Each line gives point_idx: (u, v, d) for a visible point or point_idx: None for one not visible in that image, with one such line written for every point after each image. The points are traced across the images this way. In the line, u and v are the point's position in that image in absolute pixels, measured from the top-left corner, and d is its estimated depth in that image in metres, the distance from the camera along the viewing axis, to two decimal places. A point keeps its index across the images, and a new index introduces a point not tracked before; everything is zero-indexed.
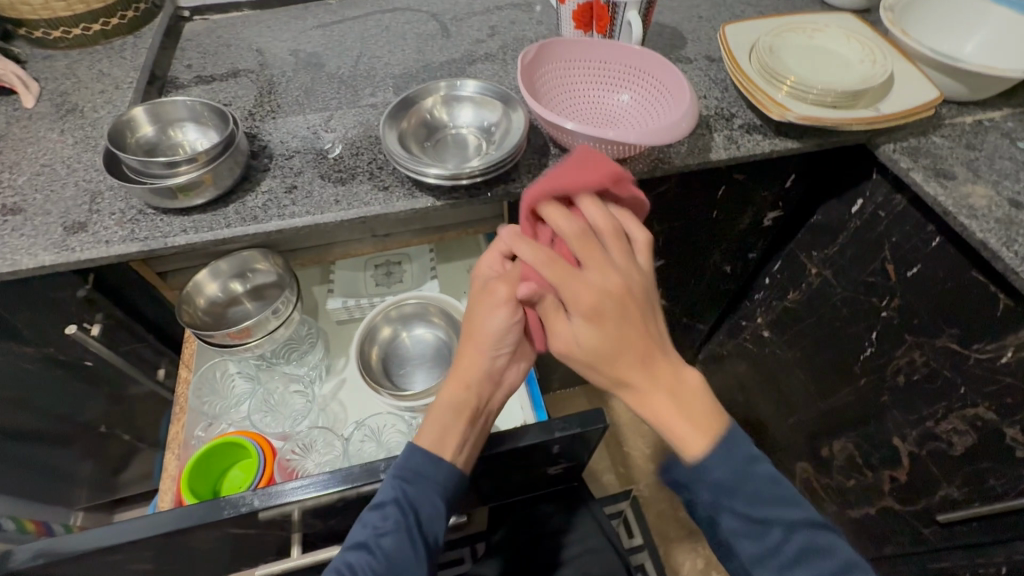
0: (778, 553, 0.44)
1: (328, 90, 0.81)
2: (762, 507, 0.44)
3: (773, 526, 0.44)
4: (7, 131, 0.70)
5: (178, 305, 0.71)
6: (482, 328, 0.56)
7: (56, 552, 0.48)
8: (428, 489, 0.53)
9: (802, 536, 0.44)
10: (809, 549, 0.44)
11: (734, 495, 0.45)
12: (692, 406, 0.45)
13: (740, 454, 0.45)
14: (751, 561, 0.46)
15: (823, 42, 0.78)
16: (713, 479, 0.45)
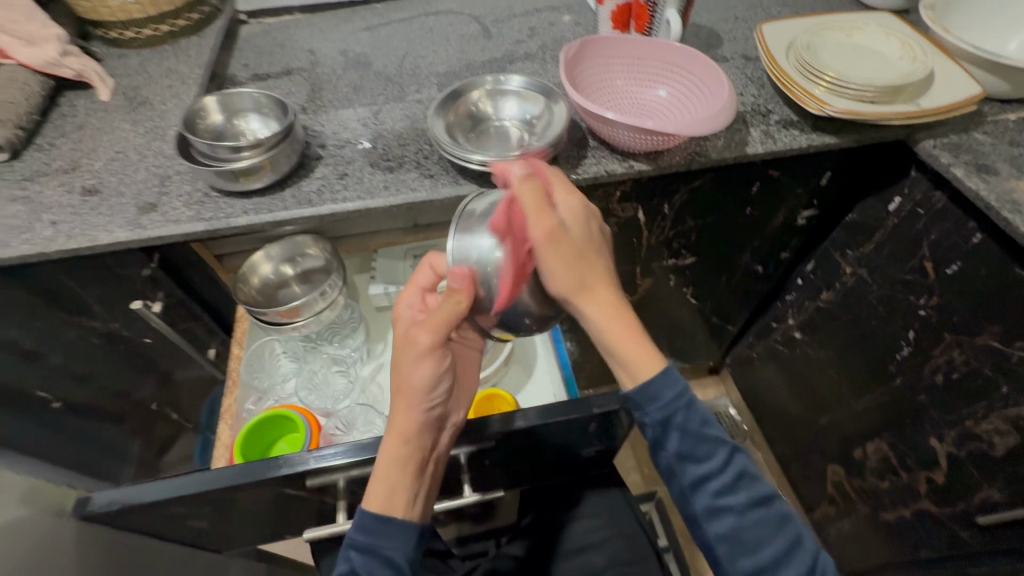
0: (721, 474, 0.48)
1: (375, 87, 0.85)
2: (710, 429, 0.50)
3: (716, 448, 0.49)
4: (85, 121, 0.76)
5: (235, 283, 0.78)
6: (409, 380, 0.57)
7: (130, 500, 0.51)
8: (383, 558, 0.54)
9: (739, 463, 0.49)
10: (744, 476, 0.49)
11: (688, 414, 0.49)
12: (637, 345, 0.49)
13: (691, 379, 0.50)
14: (693, 483, 0.49)
15: (862, 40, 0.78)
16: (668, 398, 0.49)
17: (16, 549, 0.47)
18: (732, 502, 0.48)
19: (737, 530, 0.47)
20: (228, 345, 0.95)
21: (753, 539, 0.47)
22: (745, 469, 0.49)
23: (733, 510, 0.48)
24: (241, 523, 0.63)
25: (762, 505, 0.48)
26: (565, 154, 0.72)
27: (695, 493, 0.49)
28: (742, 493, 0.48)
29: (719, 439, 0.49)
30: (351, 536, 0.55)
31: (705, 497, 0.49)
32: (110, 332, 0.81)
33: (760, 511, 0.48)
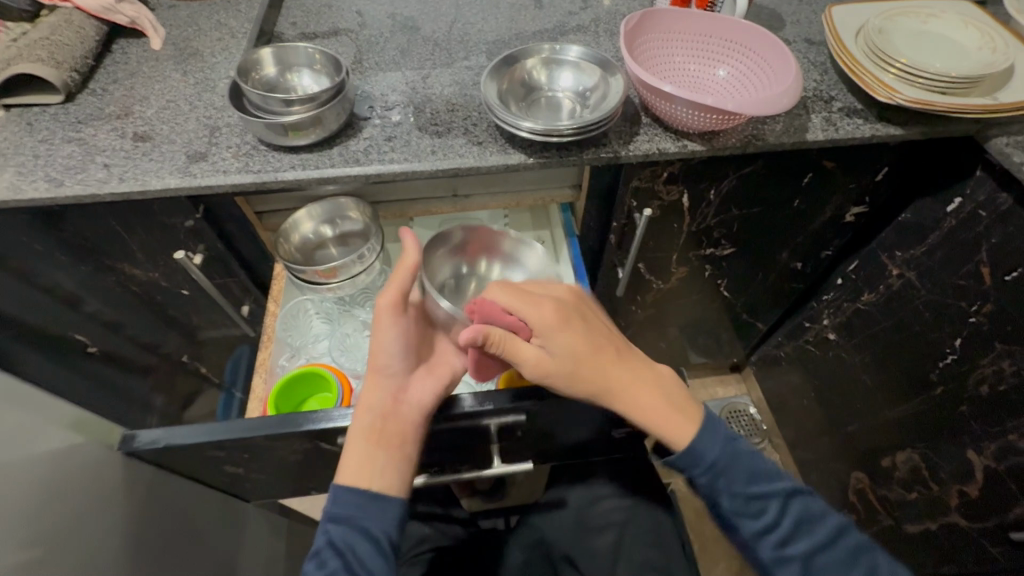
0: (779, 524, 0.52)
1: (423, 52, 0.82)
2: (758, 482, 0.53)
3: (768, 500, 0.53)
4: (137, 69, 0.76)
5: (276, 239, 0.79)
6: (376, 352, 0.58)
7: (172, 441, 0.55)
8: (362, 531, 0.52)
9: (795, 506, 0.53)
10: (799, 520, 0.53)
11: (730, 478, 0.53)
12: (665, 416, 0.55)
13: (723, 431, 0.55)
14: (754, 538, 0.53)
15: (937, 28, 0.74)
16: (710, 461, 0.53)
17: (54, 479, 0.50)
18: (794, 552, 0.52)
19: (808, 569, 0.52)
20: (260, 305, 0.96)
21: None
22: (801, 513, 0.53)
23: (797, 558, 0.52)
24: (271, 471, 0.65)
25: (828, 545, 0.52)
26: (616, 129, 0.70)
27: (757, 545, 0.53)
28: (805, 538, 0.52)
29: (769, 490, 0.53)
30: (330, 506, 0.54)
31: (768, 550, 0.53)
32: (149, 281, 0.82)
33: (826, 547, 0.52)
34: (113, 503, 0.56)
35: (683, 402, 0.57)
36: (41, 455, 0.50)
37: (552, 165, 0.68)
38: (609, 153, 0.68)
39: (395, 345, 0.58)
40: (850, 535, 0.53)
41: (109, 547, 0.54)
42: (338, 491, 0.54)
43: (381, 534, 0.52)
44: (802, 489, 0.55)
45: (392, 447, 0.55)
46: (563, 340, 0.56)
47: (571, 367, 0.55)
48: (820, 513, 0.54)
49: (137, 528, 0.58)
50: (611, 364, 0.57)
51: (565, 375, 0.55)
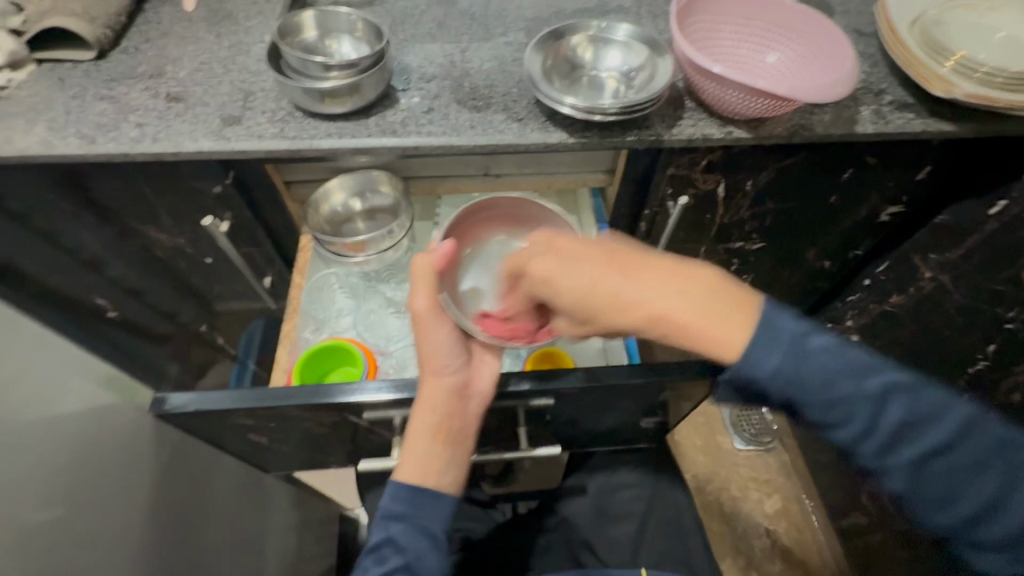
0: (875, 426, 0.41)
1: (460, 25, 0.79)
2: (855, 384, 0.41)
3: (868, 401, 0.41)
4: (170, 30, 0.75)
5: (306, 208, 0.79)
6: (433, 351, 0.57)
7: (201, 406, 0.55)
8: (422, 530, 0.54)
9: (901, 405, 0.41)
10: (911, 417, 0.40)
11: (808, 387, 0.41)
12: (702, 309, 0.42)
13: (786, 332, 0.41)
14: (852, 445, 0.42)
15: (995, 23, 0.72)
16: (772, 369, 0.41)
17: (82, 438, 0.49)
18: (907, 457, 0.40)
19: (919, 482, 0.41)
20: (281, 278, 0.95)
21: (943, 487, 0.40)
22: (910, 414, 0.40)
23: (910, 466, 0.40)
24: (294, 442, 0.65)
25: (954, 448, 0.40)
26: (659, 112, 0.68)
27: (857, 455, 0.42)
28: (919, 441, 0.40)
29: (863, 393, 0.40)
30: (388, 502, 0.55)
31: (870, 457, 0.42)
32: (174, 247, 0.81)
33: (945, 453, 0.40)
34: (138, 465, 0.55)
35: (725, 284, 0.44)
36: (74, 412, 0.49)
37: (593, 146, 0.66)
38: (653, 136, 0.66)
39: (448, 345, 0.57)
40: (982, 432, 0.41)
41: (134, 509, 0.54)
42: (399, 489, 0.55)
43: (438, 533, 0.55)
44: (911, 383, 0.42)
45: (453, 442, 0.57)
46: (566, 250, 0.47)
47: (588, 269, 0.45)
48: (939, 407, 0.41)
49: (162, 492, 0.58)
50: (631, 257, 0.45)
51: (587, 271, 0.45)
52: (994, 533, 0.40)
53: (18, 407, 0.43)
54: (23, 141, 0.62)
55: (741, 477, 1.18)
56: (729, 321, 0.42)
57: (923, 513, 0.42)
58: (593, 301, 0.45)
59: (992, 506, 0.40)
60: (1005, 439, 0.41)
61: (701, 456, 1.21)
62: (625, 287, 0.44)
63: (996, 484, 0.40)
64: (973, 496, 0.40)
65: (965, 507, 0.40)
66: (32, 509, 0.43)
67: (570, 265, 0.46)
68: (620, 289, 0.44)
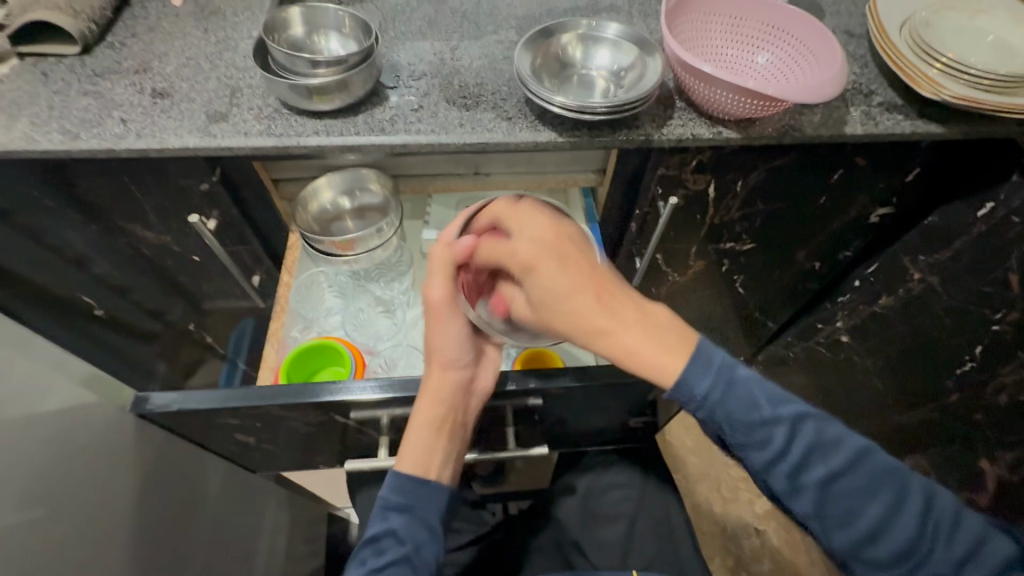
0: (790, 450, 0.43)
1: (451, 23, 0.78)
2: (766, 408, 0.44)
3: (775, 426, 0.43)
4: (157, 25, 0.74)
5: (294, 206, 0.78)
6: (441, 344, 0.57)
7: (185, 405, 0.54)
8: (421, 522, 0.53)
9: (808, 431, 0.43)
10: (814, 446, 0.43)
11: (723, 409, 0.44)
12: (662, 337, 0.46)
13: (717, 359, 0.45)
14: (765, 470, 0.44)
15: (983, 25, 0.73)
16: (702, 393, 0.44)
17: (62, 439, 0.49)
18: (812, 479, 0.43)
19: (821, 506, 0.43)
20: (269, 276, 0.94)
21: (842, 509, 0.43)
22: (815, 439, 0.43)
23: (814, 488, 0.43)
24: (281, 442, 0.64)
25: (850, 471, 0.43)
26: (650, 111, 0.68)
27: (768, 478, 0.44)
28: (824, 464, 0.43)
29: (775, 417, 0.43)
30: (387, 493, 0.54)
31: (779, 478, 0.44)
32: (161, 244, 0.81)
33: (846, 479, 0.43)
34: (121, 466, 0.54)
35: (674, 322, 0.47)
36: (56, 411, 0.49)
37: (582, 145, 0.66)
38: (642, 135, 0.66)
39: (461, 339, 0.57)
40: (877, 461, 0.43)
41: (118, 509, 0.53)
42: (400, 480, 0.54)
43: (438, 525, 0.54)
44: (818, 413, 0.44)
45: (453, 436, 0.57)
46: (563, 258, 0.47)
47: (576, 278, 0.46)
48: (840, 435, 0.44)
49: (146, 492, 0.58)
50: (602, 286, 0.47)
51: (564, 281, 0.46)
52: (881, 555, 0.42)
53: None
54: (5, 137, 0.61)
55: (731, 478, 1.18)
56: (662, 345, 0.46)
57: (823, 535, 0.44)
58: (557, 306, 0.46)
59: (879, 530, 0.42)
60: (898, 468, 0.43)
61: (691, 456, 1.21)
62: (597, 310, 0.46)
63: (885, 508, 0.42)
64: (866, 518, 0.43)
65: (859, 529, 0.43)
66: (9, 509, 0.42)
67: (560, 269, 0.47)
68: (589, 307, 0.46)
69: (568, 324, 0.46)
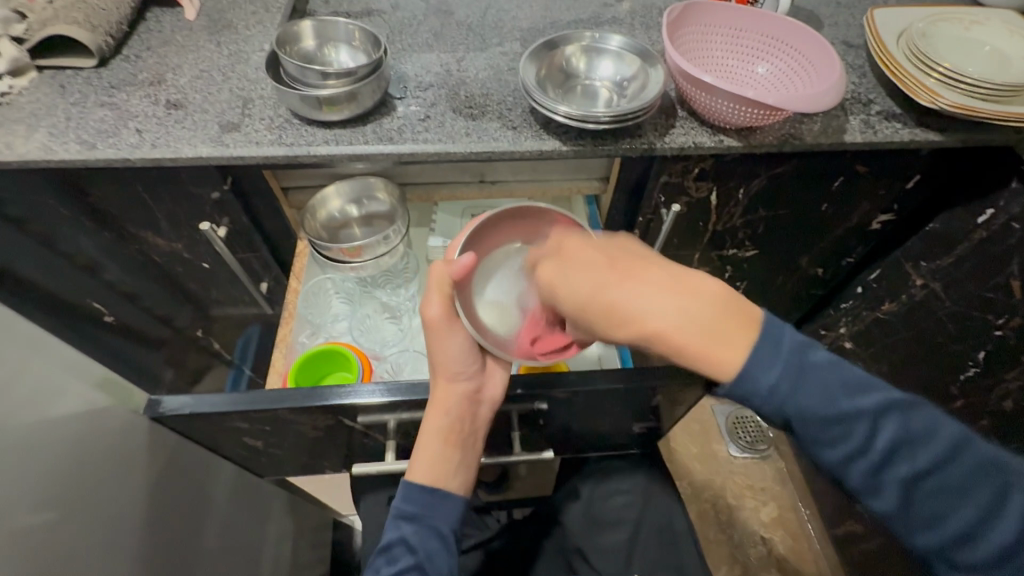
0: (872, 444, 0.39)
1: (456, 35, 0.80)
2: (845, 400, 0.40)
3: (858, 421, 0.39)
4: (171, 39, 0.76)
5: (303, 214, 0.79)
6: (443, 356, 0.57)
7: (198, 408, 0.55)
8: (432, 530, 0.55)
9: (894, 425, 0.39)
10: (901, 439, 0.39)
11: (802, 399, 0.40)
12: (699, 317, 0.41)
13: (788, 342, 0.41)
14: (841, 465, 0.41)
15: (979, 35, 0.74)
16: (768, 387, 0.40)
17: (77, 440, 0.50)
18: (896, 477, 0.39)
19: (907, 506, 0.40)
20: (277, 284, 0.95)
21: (931, 507, 0.39)
22: (902, 433, 0.39)
23: (898, 486, 0.39)
24: (289, 446, 0.65)
25: (947, 466, 0.39)
26: (652, 120, 0.69)
27: (846, 474, 0.41)
28: (911, 461, 0.39)
29: (854, 410, 0.39)
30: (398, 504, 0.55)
31: (863, 471, 0.40)
32: (172, 251, 0.82)
33: (937, 473, 0.39)
34: (134, 467, 0.55)
35: (726, 298, 0.42)
36: (71, 414, 0.50)
37: (586, 154, 0.68)
38: (645, 144, 0.67)
39: (464, 352, 0.57)
40: (974, 454, 0.39)
41: (131, 511, 0.54)
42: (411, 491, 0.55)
43: (449, 534, 0.55)
44: (905, 400, 0.41)
45: (464, 446, 0.57)
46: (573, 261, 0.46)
47: (596, 275, 0.44)
48: (930, 426, 0.40)
49: (157, 496, 0.58)
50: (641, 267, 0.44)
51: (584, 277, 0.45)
52: (971, 556, 0.38)
53: (12, 409, 0.43)
54: (24, 147, 0.63)
55: (736, 485, 1.18)
56: (725, 337, 0.40)
57: (901, 531, 0.41)
58: (599, 310, 0.44)
59: (973, 529, 0.38)
60: (997, 460, 0.39)
61: (696, 463, 1.21)
62: (630, 298, 0.43)
63: (981, 509, 0.38)
64: (958, 518, 0.39)
65: (949, 529, 0.39)
66: (26, 509, 0.43)
67: (576, 275, 0.45)
68: (631, 303, 0.42)
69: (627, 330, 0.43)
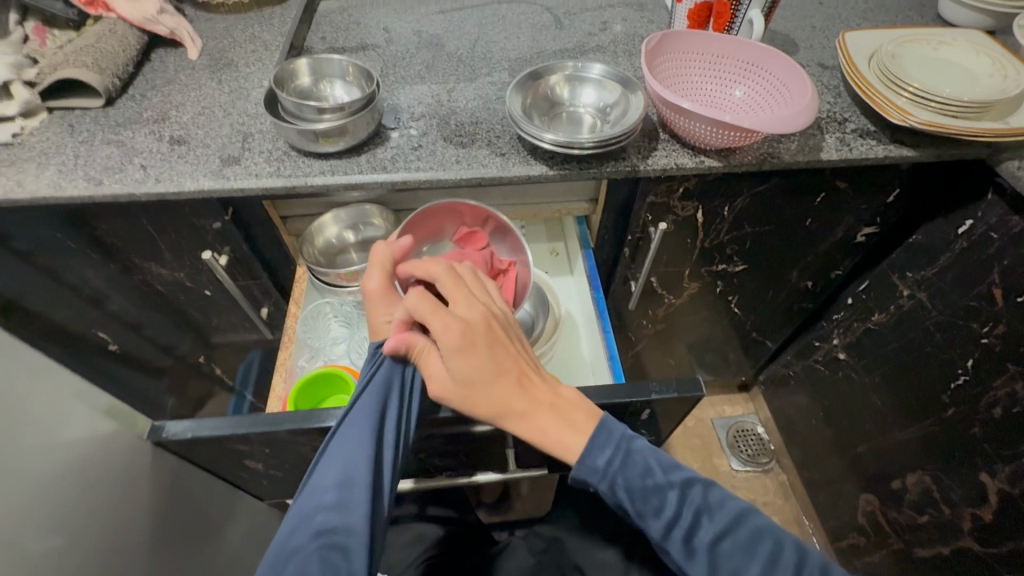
0: (680, 514, 0.45)
1: (448, 67, 0.84)
2: (657, 475, 0.47)
3: (666, 491, 0.46)
4: (175, 77, 0.79)
5: (302, 242, 0.82)
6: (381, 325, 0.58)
7: (201, 433, 0.56)
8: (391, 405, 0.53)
9: (695, 498, 0.46)
10: (700, 509, 0.46)
11: (625, 476, 0.47)
12: (572, 418, 0.50)
13: (618, 430, 0.49)
14: (662, 539, 0.46)
15: (947, 55, 0.77)
16: (602, 465, 0.48)
17: (83, 466, 0.51)
18: (701, 541, 0.45)
19: (714, 572, 0.44)
20: (277, 309, 0.97)
21: (729, 569, 0.44)
22: (700, 501, 0.46)
23: (704, 552, 0.44)
24: (288, 468, 0.66)
25: (732, 533, 0.45)
26: (635, 144, 0.72)
27: (667, 547, 0.46)
28: (709, 525, 0.45)
29: (666, 482, 0.47)
30: (398, 379, 0.54)
31: (678, 543, 0.45)
32: (176, 280, 0.85)
33: (729, 540, 0.44)
34: (138, 490, 0.57)
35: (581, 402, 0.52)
36: (80, 440, 0.52)
37: (572, 177, 0.70)
38: (628, 167, 0.70)
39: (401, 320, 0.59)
40: (758, 521, 0.45)
41: (131, 537, 0.56)
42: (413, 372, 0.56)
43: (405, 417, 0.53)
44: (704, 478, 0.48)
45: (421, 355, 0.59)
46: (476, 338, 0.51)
47: (494, 370, 0.50)
48: (724, 498, 0.47)
49: (158, 521, 0.60)
50: (515, 363, 0.52)
51: (486, 382, 0.50)
52: None
53: (22, 438, 0.45)
54: (35, 184, 0.66)
55: None
56: (569, 424, 0.50)
57: None
58: (482, 387, 0.50)
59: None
60: (778, 527, 0.45)
61: None
62: (517, 397, 0.50)
63: (768, 568, 0.43)
64: None
65: None
66: (31, 536, 0.44)
67: (478, 358, 0.50)
68: (508, 394, 0.50)
69: (491, 409, 0.50)
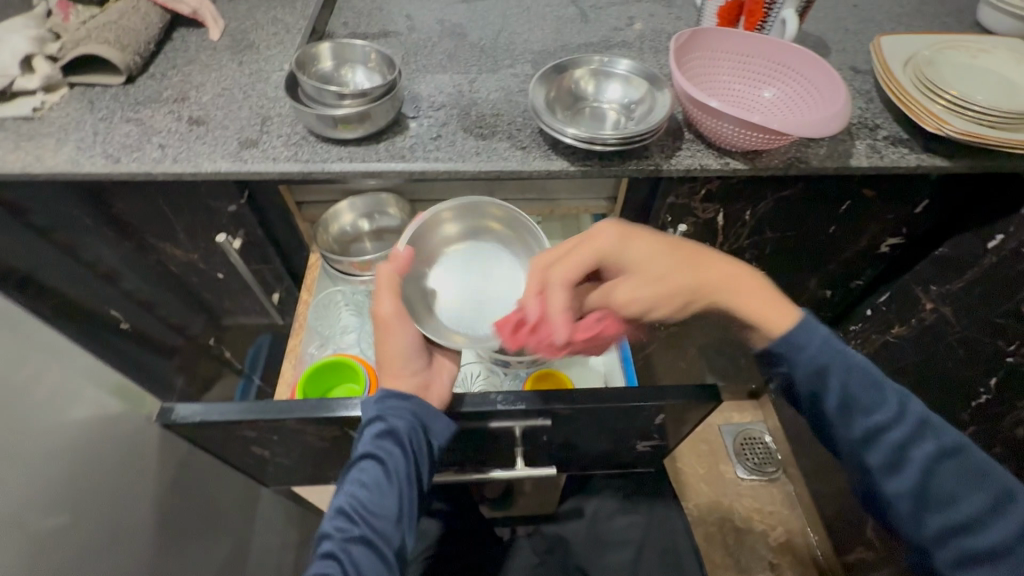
0: (898, 427, 0.45)
1: (469, 57, 0.83)
2: (878, 394, 0.45)
3: (895, 406, 0.45)
4: (196, 57, 0.79)
5: (318, 228, 0.83)
6: (389, 354, 0.57)
7: (209, 417, 0.56)
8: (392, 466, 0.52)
9: (923, 424, 0.45)
10: (920, 435, 0.44)
11: (833, 378, 0.46)
12: (753, 289, 0.50)
13: (819, 332, 0.47)
14: (862, 445, 0.46)
15: (985, 64, 0.75)
16: (809, 360, 0.46)
17: (89, 445, 0.51)
18: (913, 456, 0.44)
19: (919, 486, 0.44)
20: (290, 294, 0.97)
21: (944, 491, 0.43)
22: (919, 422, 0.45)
23: (917, 465, 0.44)
24: (295, 456, 0.66)
25: (946, 458, 0.44)
26: (659, 142, 0.71)
27: (867, 455, 0.46)
28: (925, 446, 0.44)
29: (888, 398, 0.45)
30: (390, 451, 0.52)
31: (880, 451, 0.45)
32: (190, 261, 0.84)
33: (941, 463, 0.44)
34: (144, 472, 0.57)
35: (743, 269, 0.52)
36: (88, 420, 0.51)
37: (593, 174, 0.69)
38: (651, 165, 0.68)
39: (408, 349, 0.57)
40: (977, 457, 0.44)
41: (137, 518, 0.56)
42: (410, 436, 0.54)
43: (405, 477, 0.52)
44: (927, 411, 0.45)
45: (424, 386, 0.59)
46: (640, 239, 0.53)
47: (662, 249, 0.53)
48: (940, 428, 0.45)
49: (164, 503, 0.60)
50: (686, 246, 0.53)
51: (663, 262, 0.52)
52: (962, 537, 0.43)
53: (30, 415, 0.45)
54: (53, 160, 0.65)
55: (743, 508, 1.16)
56: (766, 302, 0.49)
57: (907, 514, 0.45)
58: (670, 272, 0.51)
59: (957, 515, 0.43)
60: (992, 467, 0.44)
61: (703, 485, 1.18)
62: (707, 272, 0.51)
63: (980, 500, 0.43)
64: (957, 506, 0.43)
65: (945, 511, 0.43)
66: (34, 515, 0.44)
67: (652, 255, 0.52)
68: (701, 269, 0.51)
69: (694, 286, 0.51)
